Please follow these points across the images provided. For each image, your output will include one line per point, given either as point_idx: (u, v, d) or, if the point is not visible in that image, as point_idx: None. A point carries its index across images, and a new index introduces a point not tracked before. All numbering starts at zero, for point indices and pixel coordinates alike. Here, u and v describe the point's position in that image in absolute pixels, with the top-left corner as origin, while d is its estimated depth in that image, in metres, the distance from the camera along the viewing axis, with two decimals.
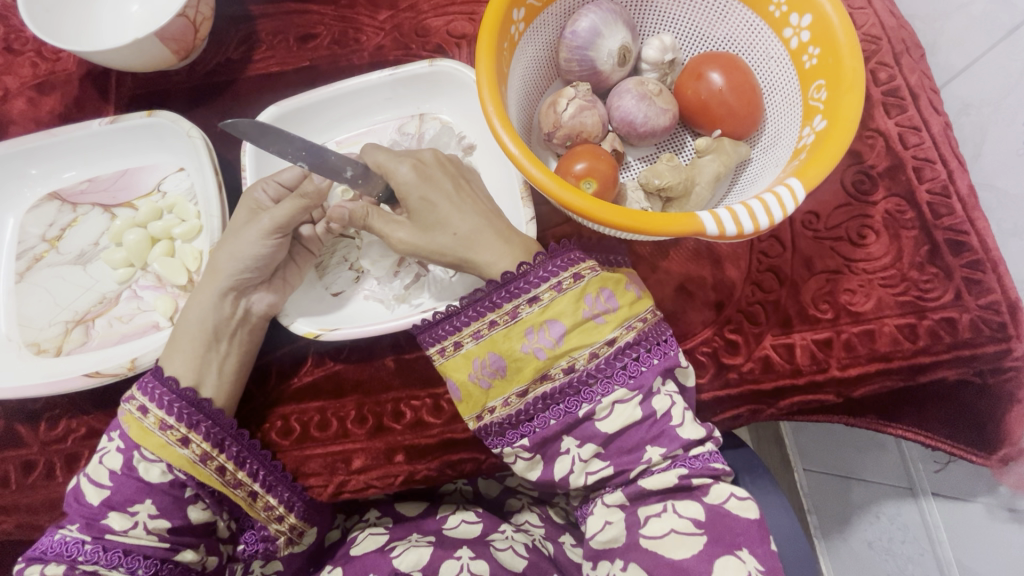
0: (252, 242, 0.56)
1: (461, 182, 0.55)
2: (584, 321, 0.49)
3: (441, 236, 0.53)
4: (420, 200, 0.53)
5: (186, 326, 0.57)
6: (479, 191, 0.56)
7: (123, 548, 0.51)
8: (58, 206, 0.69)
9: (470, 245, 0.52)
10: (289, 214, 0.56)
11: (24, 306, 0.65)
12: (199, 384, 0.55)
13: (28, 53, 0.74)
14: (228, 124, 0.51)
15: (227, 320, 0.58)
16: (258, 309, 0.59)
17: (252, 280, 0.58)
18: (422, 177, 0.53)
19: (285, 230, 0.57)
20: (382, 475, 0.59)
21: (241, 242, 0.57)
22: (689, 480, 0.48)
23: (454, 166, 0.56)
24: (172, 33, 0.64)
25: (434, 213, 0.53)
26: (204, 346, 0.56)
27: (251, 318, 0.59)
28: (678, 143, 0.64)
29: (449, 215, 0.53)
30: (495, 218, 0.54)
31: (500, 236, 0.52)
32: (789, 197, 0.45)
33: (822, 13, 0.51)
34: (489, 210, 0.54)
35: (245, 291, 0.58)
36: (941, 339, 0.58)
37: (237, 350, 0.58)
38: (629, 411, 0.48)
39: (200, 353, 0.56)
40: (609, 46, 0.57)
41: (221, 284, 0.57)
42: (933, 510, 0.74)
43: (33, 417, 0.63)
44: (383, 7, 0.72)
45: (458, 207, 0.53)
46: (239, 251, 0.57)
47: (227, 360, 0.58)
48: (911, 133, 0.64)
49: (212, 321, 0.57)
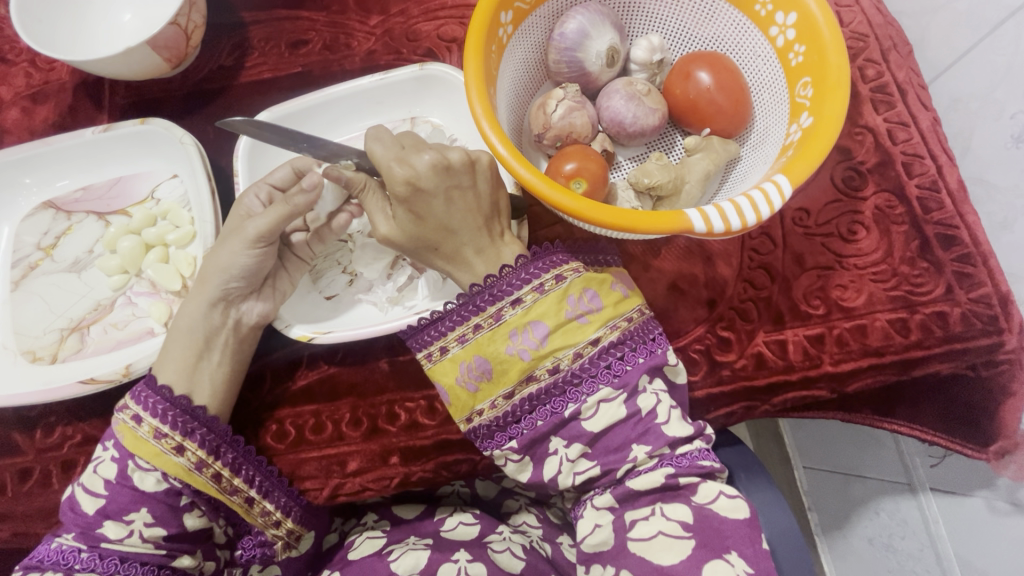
0: (236, 252, 0.56)
1: (455, 193, 0.50)
2: (567, 321, 0.49)
3: (427, 251, 0.52)
4: (407, 214, 0.50)
5: (176, 334, 0.57)
6: (475, 199, 0.51)
7: (120, 555, 0.51)
8: (52, 214, 0.69)
9: (455, 261, 0.52)
10: (273, 222, 0.55)
11: (19, 314, 0.65)
12: (192, 392, 0.55)
13: (22, 63, 0.75)
14: (222, 124, 0.55)
15: (217, 329, 0.58)
16: (250, 318, 0.59)
17: (238, 289, 0.58)
18: (412, 189, 0.49)
19: (269, 238, 0.56)
20: (377, 477, 0.60)
21: (226, 253, 0.57)
22: (675, 479, 0.48)
23: (451, 170, 0.50)
24: (164, 41, 0.64)
25: (422, 229, 0.51)
26: (194, 356, 0.56)
27: (243, 325, 0.59)
28: (668, 142, 0.64)
29: (437, 232, 0.51)
30: (481, 233, 0.52)
31: (482, 254, 0.52)
32: (776, 193, 0.46)
33: (807, 11, 0.51)
34: (479, 224, 0.52)
35: (235, 301, 0.59)
36: (932, 332, 0.58)
37: (229, 359, 0.58)
38: (613, 411, 0.49)
39: (191, 362, 0.56)
40: (597, 47, 0.58)
41: (210, 294, 0.57)
42: (932, 505, 0.74)
43: (30, 425, 0.63)
44: (374, 12, 0.73)
45: (446, 224, 0.51)
46: (227, 263, 0.57)
47: (219, 368, 0.58)
48: (900, 129, 0.64)
49: (202, 328, 0.57)
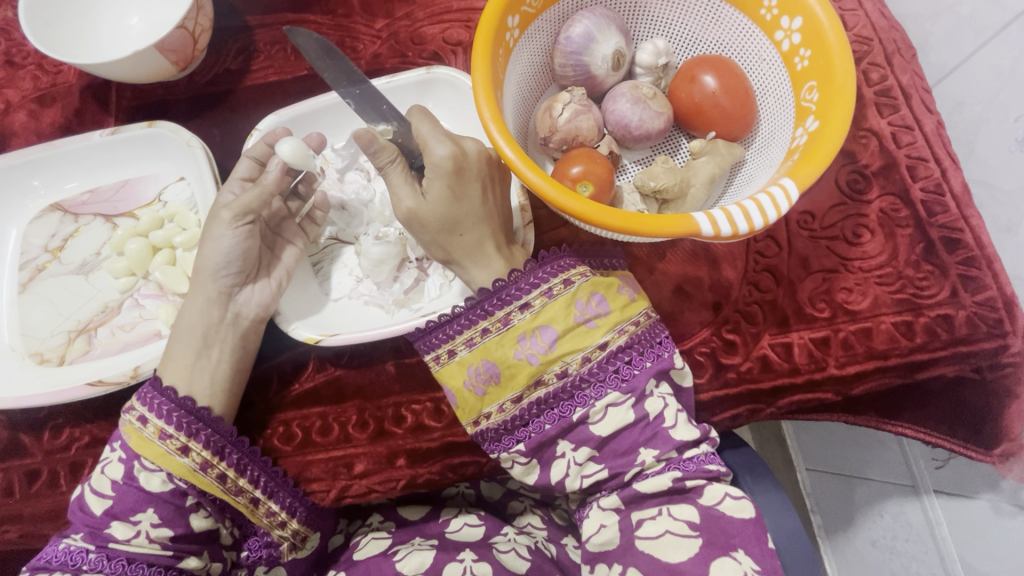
0: (224, 240, 0.57)
1: (489, 185, 0.53)
2: (575, 325, 0.49)
3: (448, 234, 0.52)
4: (445, 192, 0.50)
5: (176, 332, 0.58)
6: (501, 197, 0.55)
7: (127, 556, 0.51)
8: (60, 216, 0.69)
9: (473, 253, 0.53)
10: (248, 201, 0.57)
11: (27, 316, 0.65)
12: (191, 389, 0.55)
13: (29, 66, 0.75)
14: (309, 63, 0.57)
15: (216, 324, 0.58)
16: (249, 310, 0.59)
17: (233, 280, 0.58)
18: (460, 168, 0.50)
19: (245, 215, 0.57)
20: (384, 479, 0.60)
21: (211, 245, 0.57)
22: (681, 482, 0.49)
23: (490, 161, 0.53)
24: (171, 45, 0.65)
25: (454, 210, 0.51)
26: (193, 353, 0.56)
27: (242, 319, 0.59)
28: (673, 145, 0.64)
29: (466, 218, 0.51)
30: (501, 230, 0.54)
31: (500, 250, 0.53)
32: (782, 197, 0.46)
33: (813, 16, 0.52)
34: (501, 221, 0.54)
35: (232, 294, 0.59)
36: (938, 335, 0.59)
37: (228, 356, 0.58)
38: (621, 415, 0.49)
39: (190, 359, 0.56)
40: (603, 51, 0.58)
41: (207, 290, 0.58)
42: (936, 507, 0.74)
43: (37, 427, 0.64)
44: (380, 16, 0.73)
45: (477, 211, 0.52)
46: (212, 253, 0.57)
47: (219, 365, 0.58)
48: (904, 132, 0.64)
49: (202, 326, 0.57)
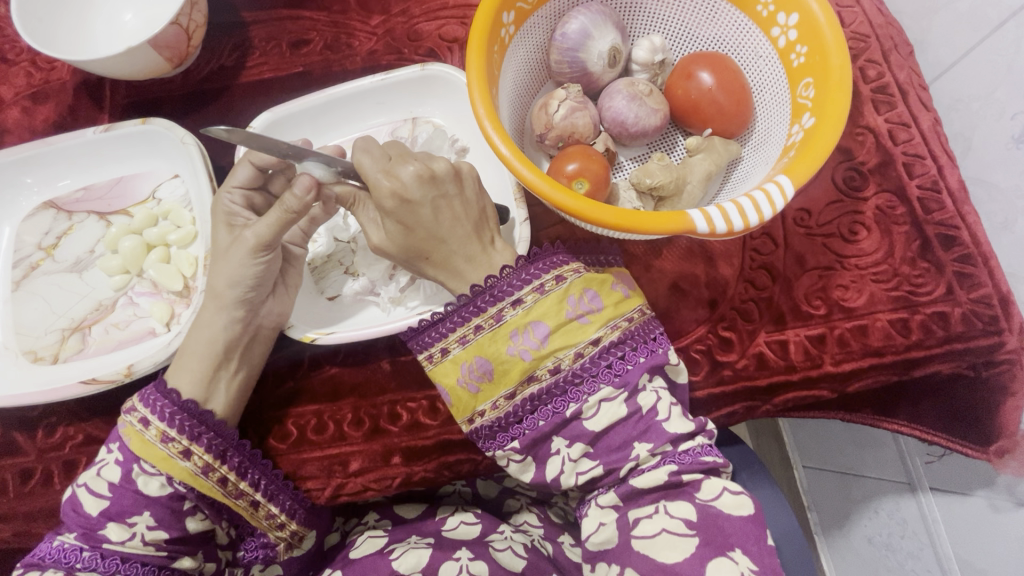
0: (244, 263, 0.55)
1: (442, 203, 0.50)
2: (567, 322, 0.49)
3: (417, 258, 0.52)
4: (396, 225, 0.50)
5: (194, 345, 0.56)
6: (462, 207, 0.51)
7: (121, 556, 0.50)
8: (53, 214, 0.69)
9: (445, 268, 0.52)
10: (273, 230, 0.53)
11: (21, 315, 0.65)
12: (206, 398, 0.55)
13: (23, 63, 0.75)
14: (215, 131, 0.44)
15: (238, 337, 0.57)
16: (269, 322, 0.59)
17: (256, 298, 0.57)
18: (400, 202, 0.49)
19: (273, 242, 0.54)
20: (379, 477, 0.60)
21: (232, 265, 0.55)
22: (678, 476, 0.48)
23: (437, 179, 0.50)
24: (165, 41, 0.64)
25: (411, 241, 0.51)
26: (214, 365, 0.55)
27: (261, 332, 0.59)
28: (669, 142, 0.64)
29: (426, 242, 0.51)
30: (470, 241, 0.51)
31: (475, 265, 0.51)
32: (777, 193, 0.46)
33: (809, 12, 0.52)
34: (467, 232, 0.51)
35: (256, 309, 0.57)
36: (933, 333, 0.59)
37: (247, 366, 0.58)
38: (614, 409, 0.49)
39: (210, 371, 0.55)
40: (599, 47, 0.58)
41: (228, 309, 0.56)
42: (932, 505, 0.74)
43: (31, 426, 0.63)
44: (375, 12, 0.73)
45: (434, 234, 0.50)
46: (234, 275, 0.55)
47: (235, 377, 0.57)
48: (901, 129, 0.64)
49: (222, 341, 0.56)
